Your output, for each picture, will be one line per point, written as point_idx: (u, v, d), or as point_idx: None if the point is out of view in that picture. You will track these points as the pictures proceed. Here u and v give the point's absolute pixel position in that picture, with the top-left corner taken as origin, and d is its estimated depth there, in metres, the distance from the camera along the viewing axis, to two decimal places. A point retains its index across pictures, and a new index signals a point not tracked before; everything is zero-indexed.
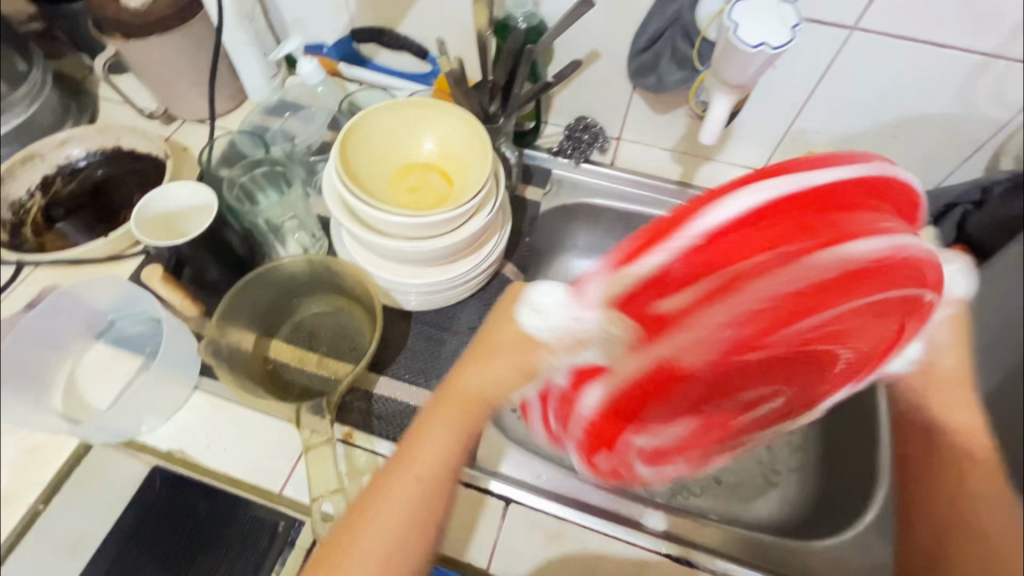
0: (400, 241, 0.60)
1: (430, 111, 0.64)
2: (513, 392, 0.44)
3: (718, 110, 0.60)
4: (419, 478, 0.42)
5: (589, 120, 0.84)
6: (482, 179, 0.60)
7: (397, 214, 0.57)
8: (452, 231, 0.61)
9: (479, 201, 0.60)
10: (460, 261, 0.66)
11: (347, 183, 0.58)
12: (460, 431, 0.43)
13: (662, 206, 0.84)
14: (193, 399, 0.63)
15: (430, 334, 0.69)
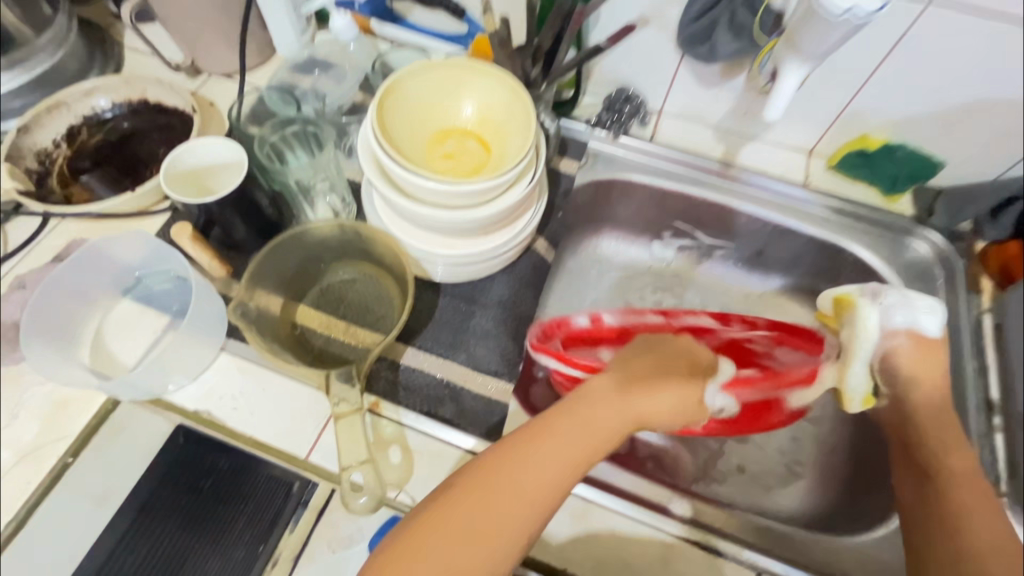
0: (436, 210, 0.57)
1: (470, 74, 0.61)
2: (666, 411, 0.50)
3: (788, 83, 0.57)
4: (567, 457, 0.44)
5: (631, 92, 0.81)
6: (523, 148, 0.58)
7: (434, 181, 0.55)
8: (489, 201, 0.58)
9: (519, 170, 0.57)
10: (495, 233, 0.64)
11: (384, 146, 0.55)
12: (611, 422, 0.47)
13: (702, 185, 0.80)
14: (221, 357, 0.62)
15: (458, 306, 0.67)
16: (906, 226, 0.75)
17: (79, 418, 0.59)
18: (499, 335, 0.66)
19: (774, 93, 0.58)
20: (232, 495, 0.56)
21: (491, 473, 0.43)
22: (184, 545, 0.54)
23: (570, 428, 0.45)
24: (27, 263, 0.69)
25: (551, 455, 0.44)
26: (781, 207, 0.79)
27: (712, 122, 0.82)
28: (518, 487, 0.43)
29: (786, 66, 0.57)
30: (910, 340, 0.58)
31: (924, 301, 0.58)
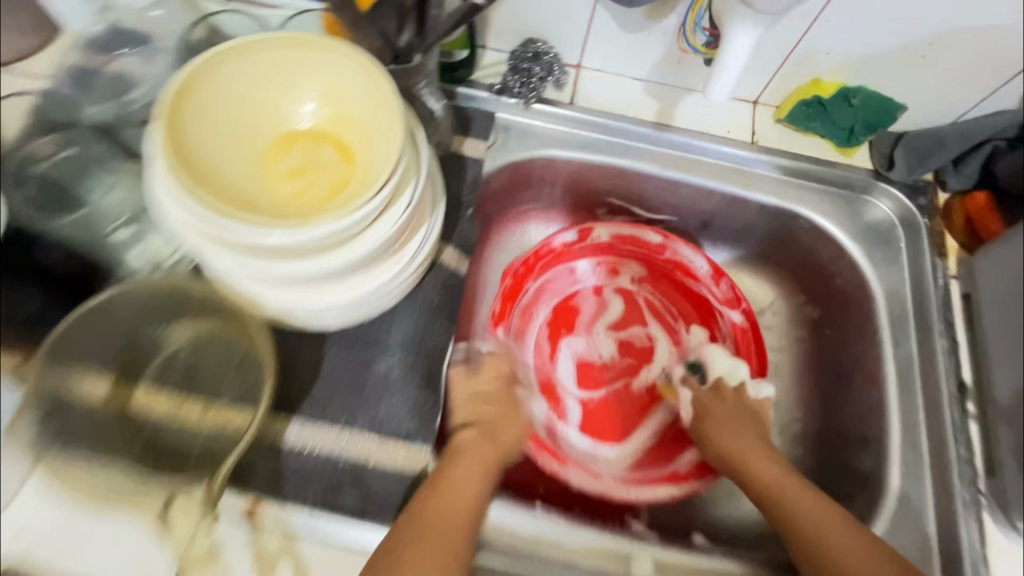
0: (283, 260, 0.41)
1: (311, 54, 0.44)
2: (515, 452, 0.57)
3: (741, 44, 0.48)
4: (463, 508, 0.48)
5: (540, 44, 0.65)
6: (391, 159, 0.42)
7: (266, 226, 0.38)
8: (359, 236, 0.43)
9: (390, 191, 0.42)
10: (380, 267, 0.48)
11: (183, 182, 0.38)
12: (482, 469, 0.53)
13: (633, 154, 0.68)
14: (28, 484, 0.45)
15: (353, 353, 0.54)
16: (863, 183, 0.65)
17: None
18: (407, 383, 0.54)
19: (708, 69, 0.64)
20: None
21: (427, 520, 0.46)
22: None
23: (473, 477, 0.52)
24: None
25: (465, 484, 0.50)
26: (724, 173, 0.68)
27: (640, 74, 0.67)
28: (439, 527, 0.46)
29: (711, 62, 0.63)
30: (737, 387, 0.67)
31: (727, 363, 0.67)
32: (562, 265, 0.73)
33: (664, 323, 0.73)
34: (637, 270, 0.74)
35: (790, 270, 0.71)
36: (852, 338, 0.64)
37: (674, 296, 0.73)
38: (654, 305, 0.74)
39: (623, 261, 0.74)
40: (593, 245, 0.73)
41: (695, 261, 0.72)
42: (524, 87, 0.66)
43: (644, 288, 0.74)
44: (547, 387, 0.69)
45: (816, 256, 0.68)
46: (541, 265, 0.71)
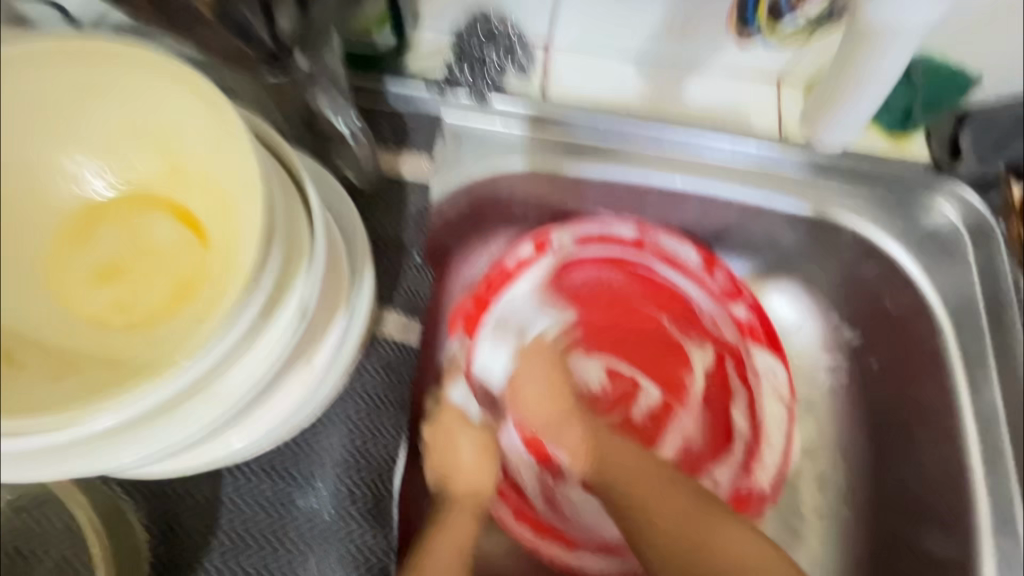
0: (85, 456, 0.25)
1: (97, 79, 0.26)
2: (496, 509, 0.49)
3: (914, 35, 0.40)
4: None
5: (494, 19, 0.48)
6: (251, 263, 0.25)
7: (46, 416, 0.24)
8: (217, 381, 0.27)
9: (259, 311, 0.26)
10: (279, 396, 0.32)
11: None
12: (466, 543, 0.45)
13: (627, 157, 0.52)
14: None
15: (270, 488, 0.39)
16: (920, 178, 0.51)
17: None
18: (344, 526, 0.38)
19: (851, 91, 0.45)
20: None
21: None
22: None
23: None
24: None
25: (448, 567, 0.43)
26: (745, 176, 0.52)
27: (629, 50, 0.50)
28: None
29: (878, 43, 0.40)
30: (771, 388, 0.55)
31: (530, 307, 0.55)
32: (523, 291, 0.55)
33: (657, 337, 0.58)
34: (613, 274, 0.57)
35: (824, 287, 0.57)
36: (912, 377, 0.52)
37: (665, 300, 0.58)
38: (642, 316, 0.58)
39: (593, 266, 0.57)
40: (555, 257, 0.56)
41: (681, 251, 0.56)
42: (475, 78, 0.49)
43: (626, 295, 0.58)
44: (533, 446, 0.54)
45: (858, 272, 0.54)
46: (499, 294, 0.54)
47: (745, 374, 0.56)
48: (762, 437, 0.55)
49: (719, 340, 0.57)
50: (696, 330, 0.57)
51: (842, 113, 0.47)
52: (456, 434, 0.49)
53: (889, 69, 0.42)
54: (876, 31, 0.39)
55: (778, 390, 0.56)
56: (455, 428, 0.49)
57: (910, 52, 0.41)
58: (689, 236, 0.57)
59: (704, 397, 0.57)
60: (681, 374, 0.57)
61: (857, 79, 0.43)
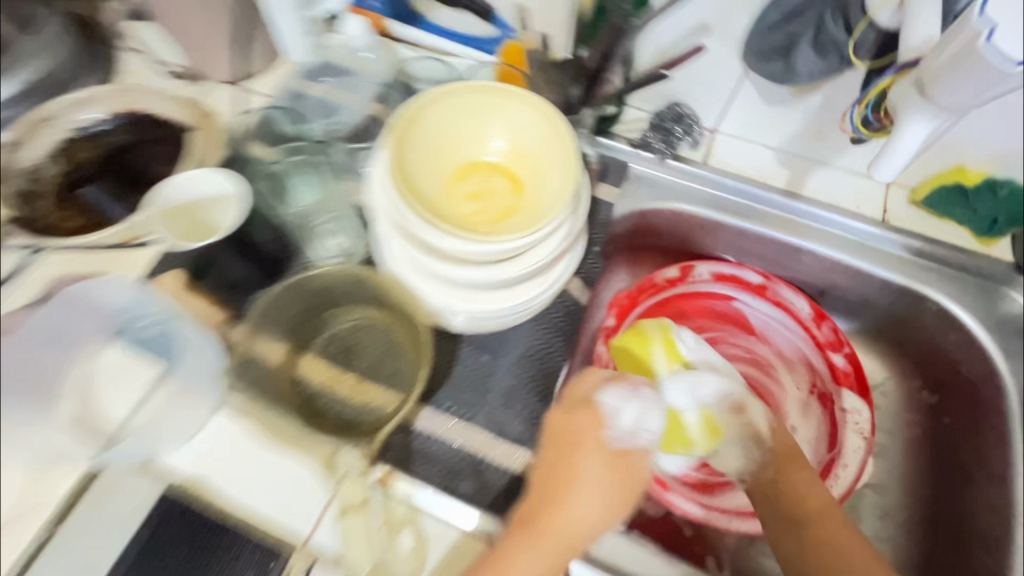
0: (461, 268, 0.51)
1: (503, 100, 0.52)
2: (597, 509, 0.51)
3: (911, 136, 0.50)
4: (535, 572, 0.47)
5: (683, 108, 0.70)
6: (563, 205, 0.49)
7: (457, 244, 0.48)
8: (519, 256, 0.51)
9: (557, 228, 0.50)
10: (527, 284, 0.54)
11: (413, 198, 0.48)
12: (558, 541, 0.49)
13: (762, 216, 0.70)
14: (216, 417, 0.56)
15: (483, 361, 0.60)
16: (1002, 275, 0.65)
17: (60, 484, 0.52)
18: (527, 397, 0.59)
19: (891, 149, 0.52)
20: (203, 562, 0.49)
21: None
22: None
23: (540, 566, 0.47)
24: (13, 301, 0.61)
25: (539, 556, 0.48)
26: (853, 247, 0.68)
27: (773, 142, 0.70)
28: None
29: (906, 115, 0.50)
30: (861, 421, 0.69)
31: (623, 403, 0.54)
32: (668, 301, 0.75)
33: (761, 364, 0.76)
34: (737, 310, 0.76)
35: (907, 351, 0.71)
36: (978, 432, 0.63)
37: (773, 339, 0.75)
38: (752, 346, 0.76)
39: (721, 299, 0.76)
40: (693, 284, 0.75)
41: (796, 302, 0.73)
42: (665, 144, 0.70)
43: (741, 329, 0.77)
44: None
45: (942, 342, 0.67)
46: (647, 296, 0.73)
47: (835, 409, 0.71)
48: (839, 458, 0.68)
49: (814, 384, 0.73)
50: (792, 367, 0.75)
51: (889, 159, 0.53)
52: (583, 443, 0.52)
53: (912, 139, 0.51)
54: (903, 108, 0.50)
55: (859, 427, 0.69)
56: (590, 436, 0.52)
57: (918, 142, 0.51)
58: (804, 293, 0.73)
59: (792, 416, 0.74)
60: (774, 396, 0.74)
61: (897, 136, 0.51)
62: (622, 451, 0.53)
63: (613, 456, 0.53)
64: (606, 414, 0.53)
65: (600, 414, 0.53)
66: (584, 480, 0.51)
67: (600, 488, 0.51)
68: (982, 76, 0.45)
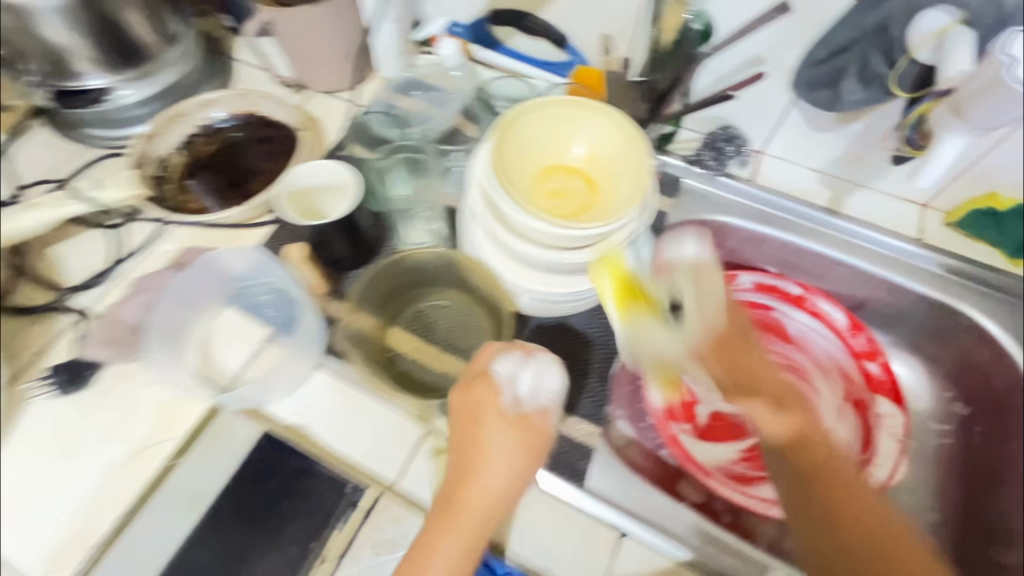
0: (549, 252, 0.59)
1: (584, 114, 0.60)
2: (518, 474, 0.53)
3: (948, 150, 0.59)
4: (459, 551, 0.49)
5: (733, 131, 0.78)
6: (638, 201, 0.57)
7: (549, 231, 0.57)
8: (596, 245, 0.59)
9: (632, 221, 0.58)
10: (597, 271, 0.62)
11: (509, 193, 0.56)
12: (479, 515, 0.51)
13: (805, 230, 0.76)
14: (316, 373, 0.63)
15: (549, 343, 0.67)
16: None
17: (182, 422, 0.60)
18: (588, 377, 0.66)
19: (929, 161, 0.61)
20: (293, 488, 0.56)
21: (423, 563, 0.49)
22: (243, 548, 0.54)
23: (460, 543, 0.50)
24: (142, 267, 0.70)
25: (459, 538, 0.50)
26: (890, 263, 0.74)
27: (816, 165, 0.78)
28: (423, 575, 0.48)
29: (943, 132, 0.58)
30: (898, 426, 0.75)
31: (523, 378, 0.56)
32: None
33: (798, 371, 0.80)
34: (775, 319, 0.81)
35: (939, 363, 0.76)
36: (1005, 438, 0.68)
37: (810, 348, 0.80)
38: (790, 355, 0.80)
39: (761, 308, 0.81)
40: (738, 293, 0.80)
41: (833, 313, 0.78)
42: (715, 160, 0.78)
43: (779, 338, 0.81)
44: (690, 415, 0.78)
45: (974, 355, 0.72)
46: None
47: (871, 414, 0.76)
48: (874, 458, 0.74)
49: (849, 392, 0.78)
50: (828, 375, 0.79)
51: (934, 160, 0.60)
52: (485, 413, 0.54)
53: (946, 155, 0.59)
54: (943, 127, 0.58)
55: (893, 431, 0.75)
56: (487, 404, 0.54)
57: (952, 156, 0.59)
58: (841, 306, 0.78)
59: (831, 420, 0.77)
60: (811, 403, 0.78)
61: (938, 147, 0.59)
62: (523, 415, 0.55)
63: (515, 423, 0.55)
64: (501, 381, 0.55)
65: (494, 385, 0.55)
66: (494, 454, 0.53)
67: (507, 456, 0.53)
68: (1008, 97, 0.53)
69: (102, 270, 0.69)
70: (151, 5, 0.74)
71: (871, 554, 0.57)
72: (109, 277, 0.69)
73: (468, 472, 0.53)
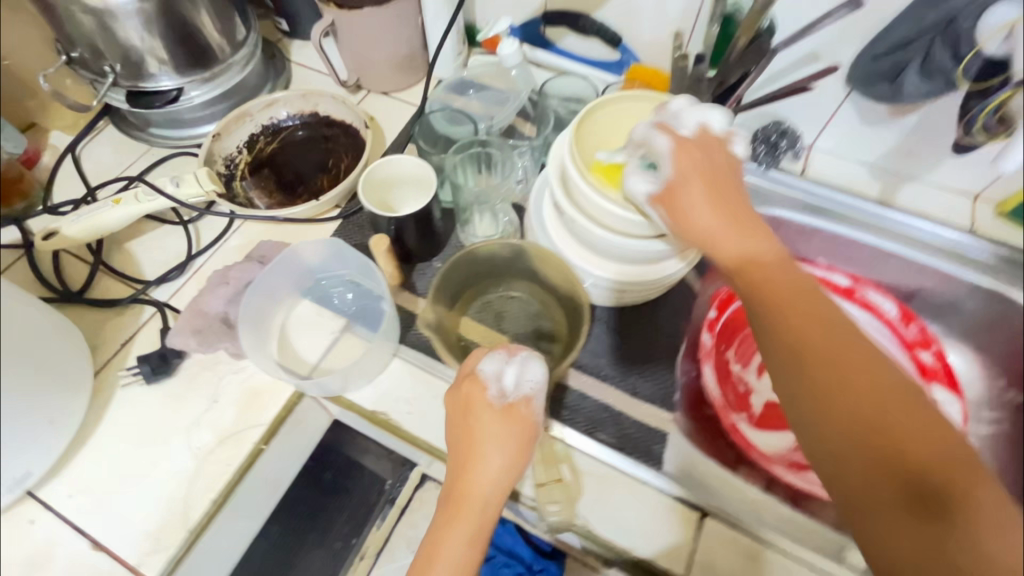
0: (622, 236, 0.60)
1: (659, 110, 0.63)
2: (518, 467, 0.53)
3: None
4: (463, 546, 0.50)
5: (786, 126, 0.80)
6: None
7: (625, 212, 0.57)
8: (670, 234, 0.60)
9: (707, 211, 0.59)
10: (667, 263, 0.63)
11: (588, 176, 0.58)
12: (481, 508, 0.52)
13: (859, 222, 0.78)
14: (393, 361, 0.64)
15: (618, 332, 0.69)
16: None
17: (267, 409, 0.61)
18: (660, 367, 0.67)
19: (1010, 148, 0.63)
20: None
21: (432, 561, 0.50)
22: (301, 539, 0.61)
23: (464, 536, 0.50)
24: (216, 260, 0.72)
25: (461, 531, 0.50)
26: (943, 253, 0.75)
27: (866, 159, 0.80)
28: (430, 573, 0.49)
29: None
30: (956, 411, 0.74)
31: (507, 374, 0.56)
32: None
33: None
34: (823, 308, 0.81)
35: (991, 351, 0.77)
36: None
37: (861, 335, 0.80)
38: None
39: None
40: None
41: (883, 304, 0.79)
42: (768, 155, 0.80)
43: None
44: (744, 403, 0.78)
45: None
46: None
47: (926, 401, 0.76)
48: None
49: None
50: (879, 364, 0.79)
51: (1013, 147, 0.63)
52: (475, 406, 0.55)
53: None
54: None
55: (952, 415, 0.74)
56: (475, 399, 0.55)
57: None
58: (891, 297, 0.80)
59: None
60: None
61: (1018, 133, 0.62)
62: (509, 404, 0.55)
63: (500, 417, 0.55)
64: (487, 379, 0.56)
65: (480, 380, 0.56)
66: (493, 449, 0.53)
67: (503, 450, 0.53)
68: None
69: (176, 264, 0.71)
70: (221, 8, 0.77)
71: (886, 477, 0.39)
72: (185, 271, 0.71)
73: (463, 468, 0.54)
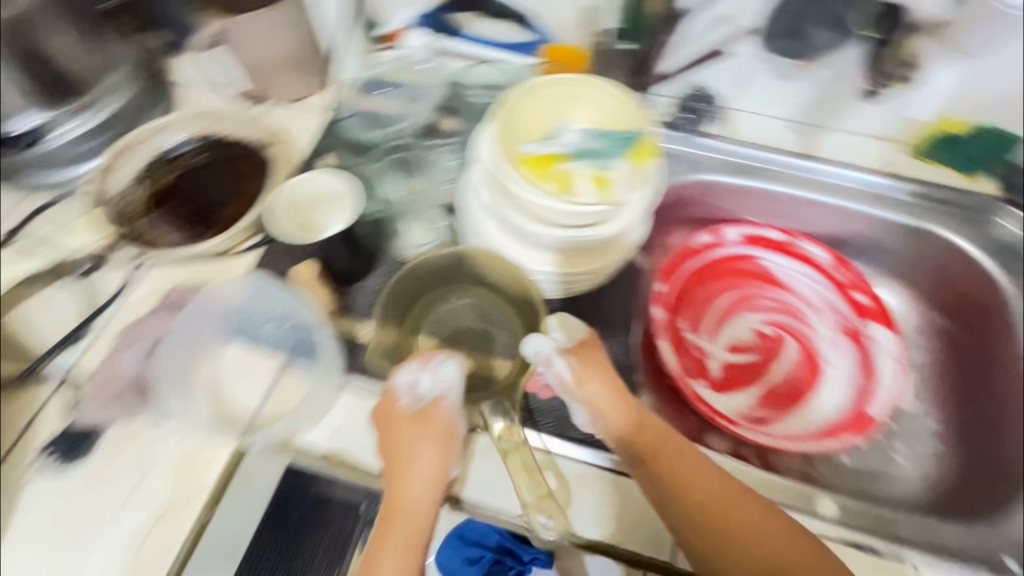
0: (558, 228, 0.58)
1: (578, 92, 0.61)
2: (445, 468, 0.54)
3: (941, 79, 0.72)
4: (402, 559, 0.49)
5: (703, 91, 0.79)
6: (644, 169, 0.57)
7: (558, 203, 0.56)
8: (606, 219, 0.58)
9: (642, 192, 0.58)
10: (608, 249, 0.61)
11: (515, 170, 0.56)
12: (416, 515, 0.51)
13: (787, 177, 0.79)
14: (341, 395, 0.59)
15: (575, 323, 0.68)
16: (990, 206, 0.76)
17: (208, 471, 0.55)
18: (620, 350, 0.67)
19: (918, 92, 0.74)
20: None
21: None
22: None
23: (399, 550, 0.49)
24: (123, 315, 0.64)
25: (397, 546, 0.49)
26: (866, 198, 0.78)
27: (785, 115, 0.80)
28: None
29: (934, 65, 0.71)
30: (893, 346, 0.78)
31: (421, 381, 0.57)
32: (704, 261, 0.83)
33: (792, 313, 0.82)
34: (761, 266, 0.83)
35: (918, 282, 0.81)
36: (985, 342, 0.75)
37: (801, 286, 0.82)
38: (785, 299, 0.82)
39: (748, 258, 0.83)
40: (725, 246, 0.82)
41: (816, 252, 0.81)
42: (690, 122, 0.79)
43: (769, 284, 0.83)
44: (703, 370, 0.78)
45: (950, 270, 0.78)
46: (684, 262, 0.81)
47: (868, 341, 0.79)
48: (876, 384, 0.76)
49: (843, 323, 0.80)
50: (822, 310, 0.81)
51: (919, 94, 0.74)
52: (392, 419, 0.56)
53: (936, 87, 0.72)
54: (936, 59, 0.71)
55: (890, 351, 0.78)
56: (390, 413, 0.56)
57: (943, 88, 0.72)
58: (823, 245, 0.82)
59: (836, 349, 0.79)
60: (810, 344, 0.80)
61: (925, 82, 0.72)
62: (422, 410, 0.56)
63: (418, 423, 0.55)
64: (400, 390, 0.57)
65: (393, 392, 0.57)
66: (420, 456, 0.53)
67: (429, 453, 0.54)
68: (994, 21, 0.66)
69: (78, 323, 0.64)
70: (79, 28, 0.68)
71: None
72: (88, 332, 0.63)
73: (390, 481, 0.53)
